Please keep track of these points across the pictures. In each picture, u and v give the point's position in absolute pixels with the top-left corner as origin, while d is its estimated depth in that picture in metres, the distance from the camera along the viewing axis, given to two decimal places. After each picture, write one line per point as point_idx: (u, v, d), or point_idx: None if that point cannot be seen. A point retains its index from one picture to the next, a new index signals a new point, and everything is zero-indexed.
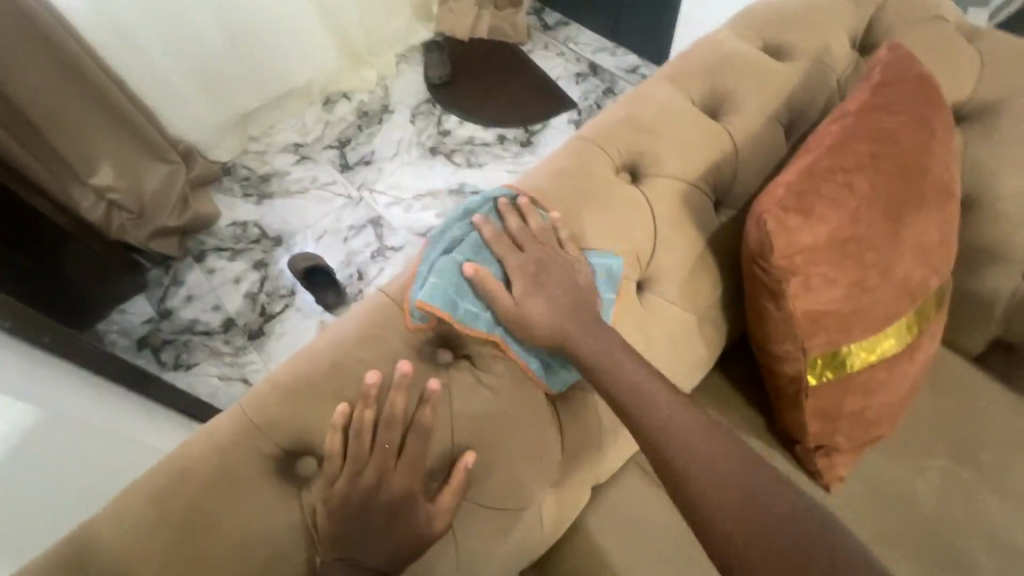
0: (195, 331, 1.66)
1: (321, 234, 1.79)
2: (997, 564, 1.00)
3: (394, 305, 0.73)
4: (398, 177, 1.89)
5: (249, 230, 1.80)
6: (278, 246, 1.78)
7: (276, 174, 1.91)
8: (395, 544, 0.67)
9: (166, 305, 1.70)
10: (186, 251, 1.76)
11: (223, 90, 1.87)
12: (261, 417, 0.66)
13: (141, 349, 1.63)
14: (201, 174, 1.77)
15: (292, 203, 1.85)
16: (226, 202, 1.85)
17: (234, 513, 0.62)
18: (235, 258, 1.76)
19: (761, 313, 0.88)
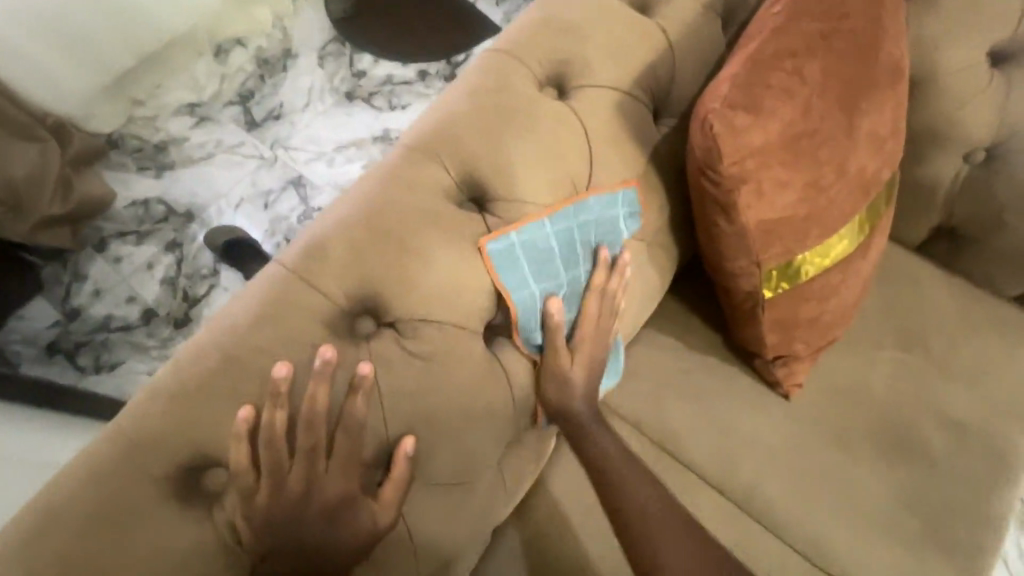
0: (112, 328, 1.37)
1: (239, 203, 1.51)
2: (947, 441, 1.04)
3: (294, 275, 0.61)
4: (314, 130, 1.58)
5: (153, 209, 1.46)
6: (192, 222, 1.47)
7: (174, 141, 1.51)
8: (341, 548, 0.58)
9: (71, 304, 1.38)
10: (82, 241, 1.41)
11: (93, 44, 1.39)
12: (143, 436, 0.54)
13: (53, 357, 1.33)
14: (82, 149, 1.38)
15: (199, 173, 1.51)
16: (120, 178, 1.47)
17: (127, 556, 0.51)
18: (143, 240, 1.44)
19: (711, 231, 0.81)
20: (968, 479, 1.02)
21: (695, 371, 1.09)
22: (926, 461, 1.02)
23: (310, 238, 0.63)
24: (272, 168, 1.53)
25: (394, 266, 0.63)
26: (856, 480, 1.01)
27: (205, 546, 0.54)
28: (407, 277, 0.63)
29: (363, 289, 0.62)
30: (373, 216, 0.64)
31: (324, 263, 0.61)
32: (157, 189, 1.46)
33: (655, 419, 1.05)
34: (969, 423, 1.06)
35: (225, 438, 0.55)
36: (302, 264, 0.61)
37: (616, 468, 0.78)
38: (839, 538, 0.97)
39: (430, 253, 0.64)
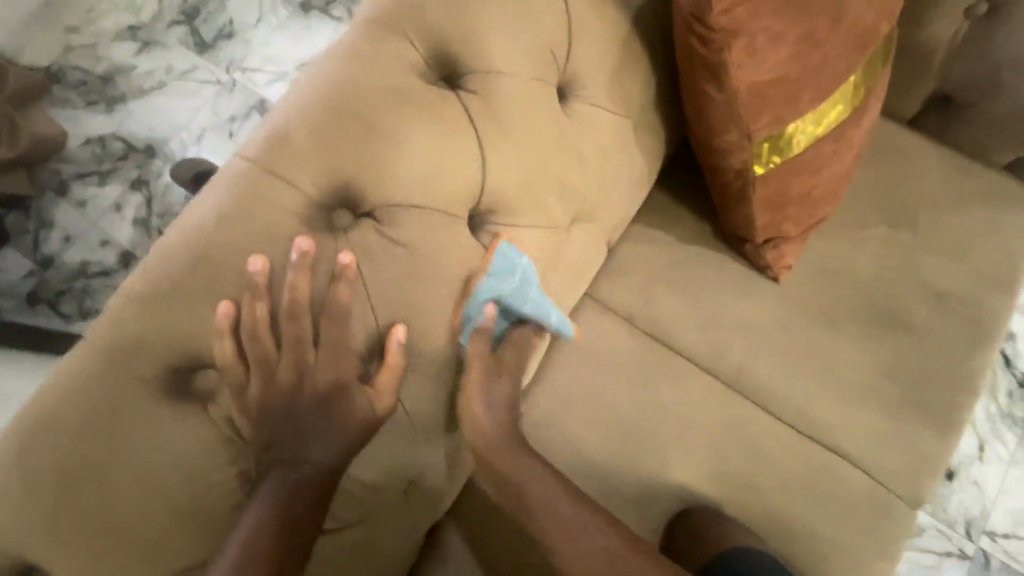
0: (90, 273, 1.25)
1: (200, 134, 1.36)
2: (930, 309, 1.06)
3: (260, 165, 0.56)
4: (275, 49, 1.44)
5: (109, 146, 1.33)
6: (154, 158, 1.34)
7: (118, 70, 1.38)
8: (338, 438, 0.58)
9: (43, 253, 1.26)
10: (42, 187, 1.29)
11: None
12: (120, 341, 0.51)
13: (35, 307, 1.22)
14: (21, 84, 1.22)
15: (153, 105, 1.37)
16: (66, 116, 1.33)
17: (126, 455, 0.51)
18: (106, 180, 1.31)
19: (700, 101, 0.77)
20: (947, 345, 1.05)
21: (684, 261, 1.09)
22: (908, 330, 1.05)
23: (272, 126, 0.58)
24: (228, 96, 1.39)
25: (366, 149, 0.58)
26: (841, 353, 1.04)
27: (203, 441, 0.53)
28: (381, 162, 0.59)
29: (336, 179, 0.58)
30: (335, 96, 0.58)
31: (290, 151, 0.57)
32: (111, 124, 1.33)
33: (646, 311, 1.06)
34: (952, 293, 1.08)
35: (207, 336, 0.53)
36: (266, 154, 0.57)
37: (562, 520, 0.74)
38: (823, 409, 1.02)
39: (405, 135, 0.60)
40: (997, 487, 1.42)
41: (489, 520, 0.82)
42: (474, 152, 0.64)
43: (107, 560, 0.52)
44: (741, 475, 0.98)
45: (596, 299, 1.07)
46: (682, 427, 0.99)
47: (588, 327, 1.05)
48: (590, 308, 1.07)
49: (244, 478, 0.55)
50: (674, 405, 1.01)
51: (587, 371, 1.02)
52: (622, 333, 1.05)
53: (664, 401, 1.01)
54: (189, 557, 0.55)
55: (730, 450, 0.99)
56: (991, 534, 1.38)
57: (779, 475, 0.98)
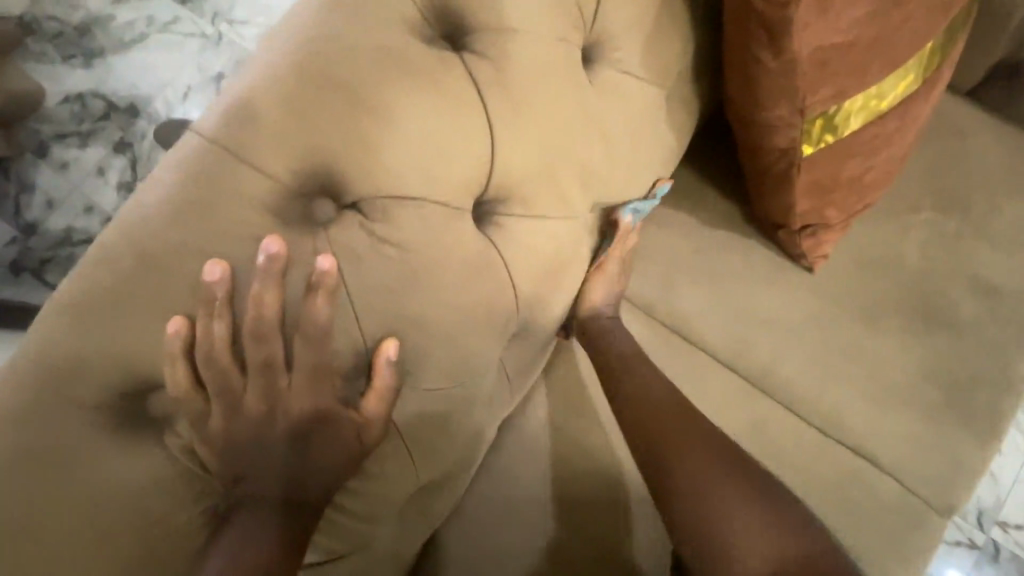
0: (77, 242, 1.13)
1: (187, 93, 1.21)
2: (978, 304, 0.97)
3: (219, 147, 0.46)
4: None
5: (91, 104, 1.20)
6: (139, 118, 1.19)
7: (95, 20, 1.23)
8: (322, 465, 0.51)
9: (23, 218, 1.14)
10: (20, 151, 1.15)
11: None
12: (51, 366, 0.43)
13: (19, 277, 1.10)
14: None
15: (133, 57, 1.22)
16: (44, 73, 1.20)
17: (62, 498, 0.42)
18: (88, 142, 1.17)
19: (750, 69, 0.67)
20: (994, 341, 0.96)
21: (709, 247, 0.99)
22: (952, 326, 0.96)
23: (233, 95, 0.47)
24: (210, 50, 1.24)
25: (348, 126, 0.48)
26: (878, 351, 0.95)
27: (159, 478, 0.45)
28: (366, 143, 0.48)
29: (316, 165, 0.48)
30: (317, 61, 0.48)
31: (254, 127, 0.46)
32: (92, 80, 1.18)
33: (666, 303, 0.97)
34: (1006, 288, 0.98)
35: (158, 356, 0.44)
36: (226, 132, 0.46)
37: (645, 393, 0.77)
38: (854, 411, 0.94)
39: (398, 109, 0.49)
40: (1012, 478, 1.36)
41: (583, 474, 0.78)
42: (484, 132, 0.53)
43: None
44: None
45: None
46: None
47: None
48: None
49: (210, 514, 0.47)
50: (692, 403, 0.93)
51: None
52: (640, 325, 0.96)
53: None
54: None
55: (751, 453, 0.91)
56: (1003, 525, 1.33)
57: (806, 480, 0.91)
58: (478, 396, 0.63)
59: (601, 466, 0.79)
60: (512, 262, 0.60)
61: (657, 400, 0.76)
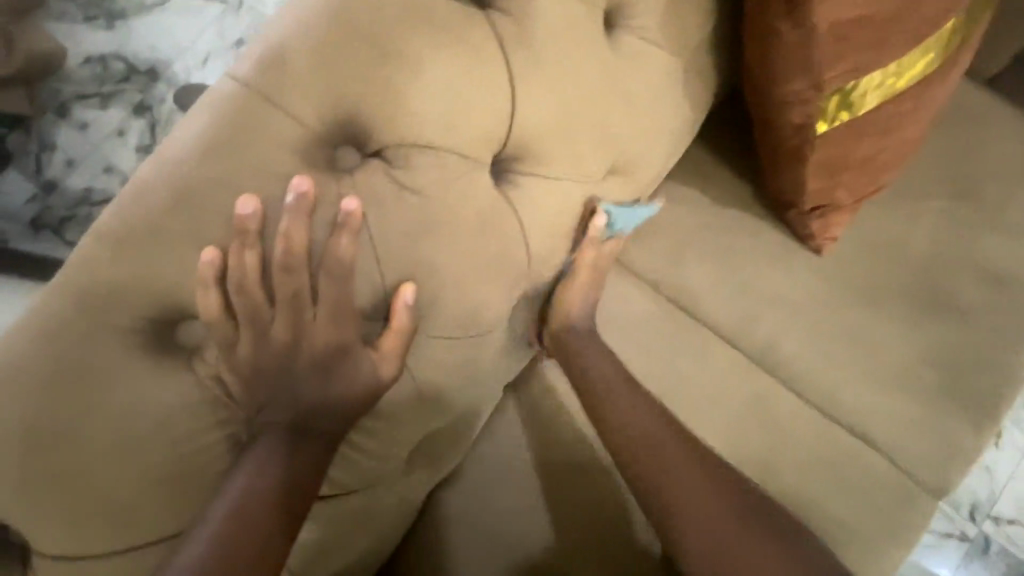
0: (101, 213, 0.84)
1: None
2: (984, 292, 0.98)
3: (253, 90, 0.48)
4: None
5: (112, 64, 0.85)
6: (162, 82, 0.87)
7: None
8: (339, 401, 0.54)
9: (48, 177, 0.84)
10: (41, 107, 0.83)
11: None
12: (93, 290, 0.45)
13: (37, 236, 0.84)
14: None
15: None
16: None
17: (101, 414, 0.45)
18: (108, 102, 0.84)
19: (769, 43, 0.69)
20: (996, 332, 0.97)
21: (718, 224, 1.00)
22: (956, 314, 0.97)
23: (266, 40, 0.49)
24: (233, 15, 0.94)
25: (376, 75, 0.49)
26: (881, 334, 0.97)
27: (188, 401, 0.48)
28: (392, 92, 0.50)
29: (344, 112, 0.50)
30: (349, 10, 0.49)
31: (286, 72, 0.48)
32: (104, 36, 0.84)
33: (674, 278, 0.99)
34: (1012, 277, 0.98)
35: (192, 285, 0.47)
36: (260, 75, 0.48)
37: (614, 395, 0.76)
38: (853, 391, 0.95)
39: (425, 62, 0.51)
40: (1007, 474, 1.37)
41: (597, 514, 0.77)
42: (506, 87, 0.55)
43: (76, 530, 0.47)
44: (758, 451, 0.93)
45: (622, 260, 1.00)
46: (701, 400, 0.94)
47: (609, 291, 0.98)
48: (614, 268, 1.00)
49: (235, 441, 0.50)
50: (695, 377, 0.95)
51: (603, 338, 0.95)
52: (646, 298, 0.98)
53: (683, 371, 0.95)
54: (166, 530, 0.50)
55: (749, 428, 0.94)
56: (995, 518, 1.35)
57: (801, 456, 0.93)
58: (487, 351, 0.65)
59: (587, 464, 0.79)
60: (526, 219, 0.62)
61: (620, 391, 0.77)
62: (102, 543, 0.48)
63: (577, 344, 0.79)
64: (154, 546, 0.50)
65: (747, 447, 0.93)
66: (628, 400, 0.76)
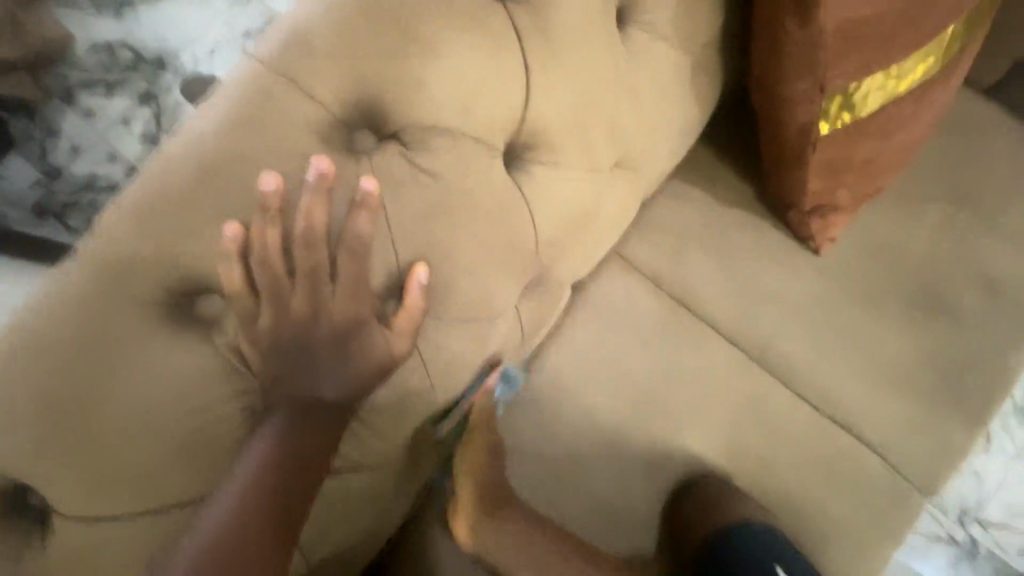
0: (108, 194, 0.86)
1: None
2: (978, 295, 1.00)
3: (276, 71, 0.49)
4: None
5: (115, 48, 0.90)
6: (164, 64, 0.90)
7: None
8: (353, 378, 0.54)
9: (51, 160, 0.86)
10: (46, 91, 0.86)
11: None
12: (119, 260, 0.47)
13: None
14: None
15: None
16: None
17: (122, 380, 0.47)
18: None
19: (777, 41, 0.71)
20: (989, 334, 0.99)
21: (720, 224, 1.02)
22: (949, 316, 0.99)
23: (291, 24, 0.51)
24: (244, 6, 0.98)
25: (397, 59, 0.51)
26: (877, 334, 0.99)
27: (207, 370, 0.49)
28: (412, 76, 0.51)
29: (364, 96, 0.51)
30: None
31: (310, 54, 0.50)
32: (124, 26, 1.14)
33: (675, 275, 1.01)
34: (1005, 282, 1.01)
35: (214, 257, 0.48)
36: (285, 56, 0.49)
37: (516, 545, 0.83)
38: (847, 389, 0.97)
39: (445, 49, 0.52)
40: (997, 480, 1.39)
41: None
42: (521, 76, 0.57)
43: (93, 493, 0.48)
44: (753, 446, 0.95)
45: (624, 256, 1.02)
46: (698, 395, 0.95)
47: (611, 285, 1.00)
48: (615, 264, 1.02)
49: (250, 411, 0.51)
50: (693, 372, 0.96)
51: (604, 331, 0.97)
52: (648, 294, 1.00)
53: (683, 365, 0.96)
54: (180, 497, 0.50)
55: (744, 422, 0.95)
56: (983, 523, 1.37)
57: (796, 452, 0.95)
58: (493, 337, 0.66)
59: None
60: (535, 208, 0.63)
61: (514, 542, 0.83)
62: (117, 508, 0.49)
63: (482, 532, 0.83)
64: (167, 512, 0.50)
65: (742, 442, 0.95)
66: (522, 547, 0.84)
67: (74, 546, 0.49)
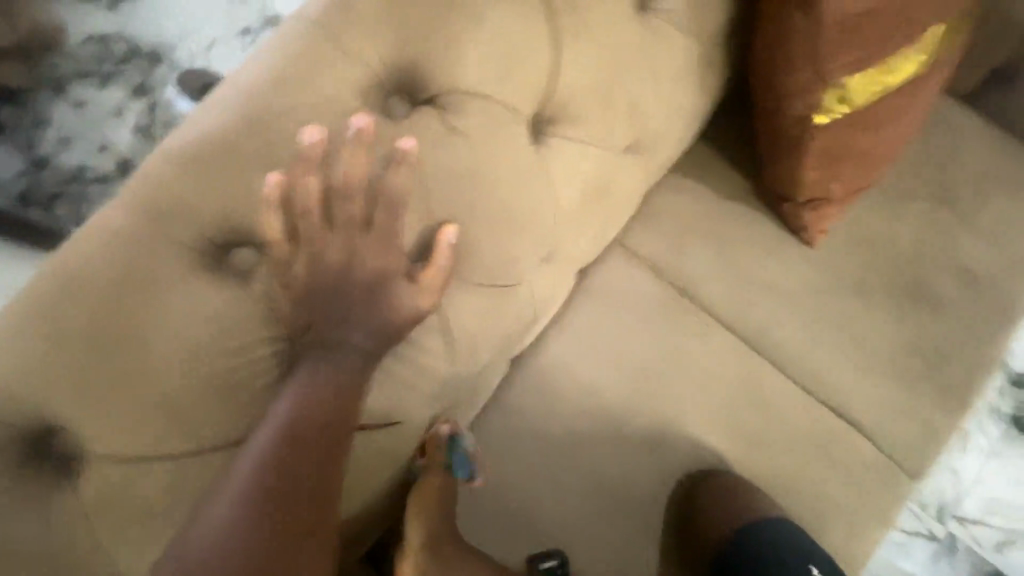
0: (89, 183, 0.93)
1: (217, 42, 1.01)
2: (958, 289, 1.06)
3: (318, 30, 0.51)
4: None
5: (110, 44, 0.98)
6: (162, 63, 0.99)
7: None
8: (381, 332, 0.54)
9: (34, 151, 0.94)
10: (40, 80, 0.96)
11: None
12: (165, 204, 0.48)
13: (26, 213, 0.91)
14: None
15: None
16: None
17: (162, 320, 0.48)
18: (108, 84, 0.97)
19: (779, 30, 0.76)
20: (968, 325, 1.05)
21: (718, 215, 1.06)
22: (933, 305, 1.05)
23: None
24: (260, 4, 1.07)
25: (434, 23, 0.53)
26: (865, 322, 1.03)
27: (242, 315, 0.50)
28: (449, 41, 0.54)
29: (400, 60, 0.53)
30: None
31: (352, 15, 0.52)
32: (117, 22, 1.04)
33: (677, 264, 1.04)
34: (983, 275, 1.06)
35: (255, 204, 0.49)
36: (328, 16, 0.52)
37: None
38: (839, 376, 1.01)
39: (483, 19, 0.55)
40: (973, 477, 1.44)
41: None
42: (547, 48, 0.59)
43: (127, 434, 0.48)
44: (750, 429, 0.98)
45: (627, 245, 1.05)
46: (699, 376, 0.99)
47: (615, 272, 1.03)
48: (617, 252, 1.05)
49: (279, 357, 0.52)
50: (693, 357, 1.00)
51: (609, 316, 1.00)
52: (649, 281, 1.03)
53: (683, 351, 0.99)
54: (214, 441, 0.51)
55: (742, 405, 0.98)
56: (960, 519, 1.42)
57: (790, 434, 0.98)
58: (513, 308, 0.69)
59: None
60: (554, 181, 0.66)
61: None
62: (151, 450, 0.49)
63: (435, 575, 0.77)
64: (200, 457, 0.51)
65: (740, 424, 0.98)
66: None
67: (101, 488, 0.48)
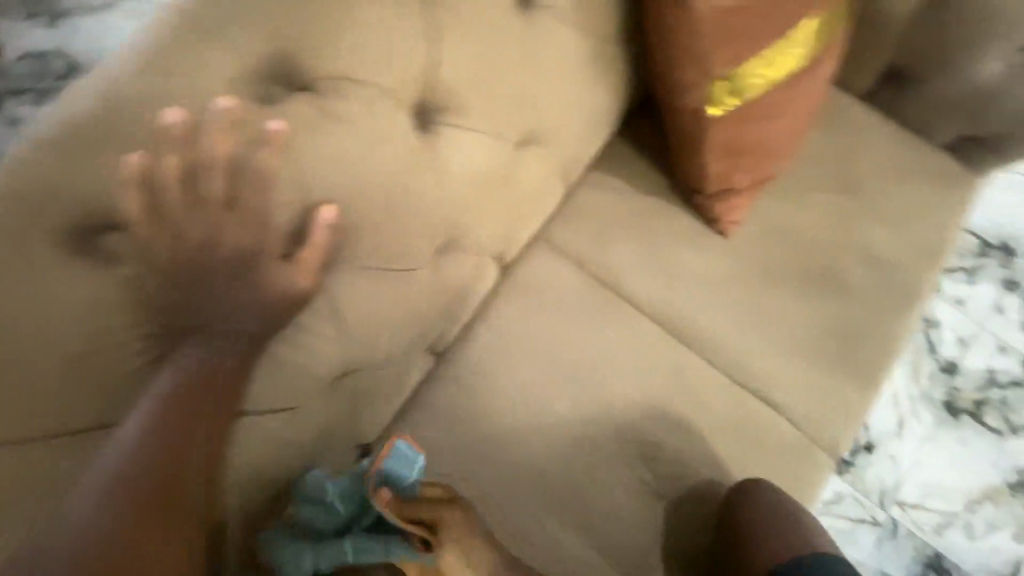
0: None
1: None
2: (864, 272, 1.11)
3: (187, 17, 0.52)
4: None
5: None
6: None
7: None
8: (257, 309, 0.56)
9: None
10: None
11: None
12: (22, 187, 0.47)
13: None
14: None
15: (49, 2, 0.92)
16: None
17: (25, 305, 0.48)
18: None
19: (659, 31, 0.81)
20: (876, 306, 1.10)
21: (637, 209, 1.10)
22: (841, 289, 1.10)
23: None
24: None
25: (302, 9, 0.54)
26: (778, 306, 1.08)
27: (109, 300, 0.50)
28: (318, 29, 0.54)
29: (269, 44, 0.53)
30: None
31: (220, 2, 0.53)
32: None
33: (599, 257, 1.07)
34: (888, 258, 1.12)
35: (116, 185, 0.49)
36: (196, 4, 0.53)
37: None
38: (756, 360, 1.05)
39: (353, 7, 0.56)
40: (914, 462, 1.35)
41: None
42: (424, 36, 0.60)
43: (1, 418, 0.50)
44: (672, 413, 1.00)
45: (550, 240, 1.07)
46: (621, 363, 1.01)
47: (539, 266, 1.05)
48: (542, 246, 1.07)
49: (154, 342, 0.53)
50: (615, 345, 1.02)
51: (531, 308, 1.02)
52: (571, 273, 1.05)
53: (604, 339, 1.02)
54: (96, 421, 0.54)
55: (663, 390, 1.01)
56: (902, 505, 1.32)
57: (710, 418, 1.01)
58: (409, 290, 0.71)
59: None
60: (445, 167, 0.68)
61: None
62: (29, 433, 0.51)
63: None
64: (83, 435, 0.54)
65: (662, 410, 1.00)
66: None
67: None
